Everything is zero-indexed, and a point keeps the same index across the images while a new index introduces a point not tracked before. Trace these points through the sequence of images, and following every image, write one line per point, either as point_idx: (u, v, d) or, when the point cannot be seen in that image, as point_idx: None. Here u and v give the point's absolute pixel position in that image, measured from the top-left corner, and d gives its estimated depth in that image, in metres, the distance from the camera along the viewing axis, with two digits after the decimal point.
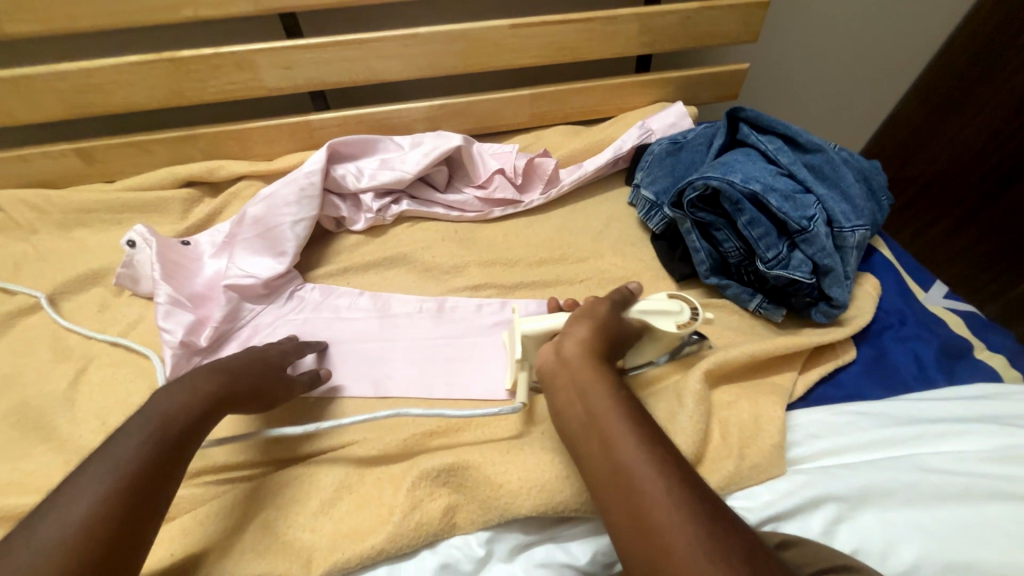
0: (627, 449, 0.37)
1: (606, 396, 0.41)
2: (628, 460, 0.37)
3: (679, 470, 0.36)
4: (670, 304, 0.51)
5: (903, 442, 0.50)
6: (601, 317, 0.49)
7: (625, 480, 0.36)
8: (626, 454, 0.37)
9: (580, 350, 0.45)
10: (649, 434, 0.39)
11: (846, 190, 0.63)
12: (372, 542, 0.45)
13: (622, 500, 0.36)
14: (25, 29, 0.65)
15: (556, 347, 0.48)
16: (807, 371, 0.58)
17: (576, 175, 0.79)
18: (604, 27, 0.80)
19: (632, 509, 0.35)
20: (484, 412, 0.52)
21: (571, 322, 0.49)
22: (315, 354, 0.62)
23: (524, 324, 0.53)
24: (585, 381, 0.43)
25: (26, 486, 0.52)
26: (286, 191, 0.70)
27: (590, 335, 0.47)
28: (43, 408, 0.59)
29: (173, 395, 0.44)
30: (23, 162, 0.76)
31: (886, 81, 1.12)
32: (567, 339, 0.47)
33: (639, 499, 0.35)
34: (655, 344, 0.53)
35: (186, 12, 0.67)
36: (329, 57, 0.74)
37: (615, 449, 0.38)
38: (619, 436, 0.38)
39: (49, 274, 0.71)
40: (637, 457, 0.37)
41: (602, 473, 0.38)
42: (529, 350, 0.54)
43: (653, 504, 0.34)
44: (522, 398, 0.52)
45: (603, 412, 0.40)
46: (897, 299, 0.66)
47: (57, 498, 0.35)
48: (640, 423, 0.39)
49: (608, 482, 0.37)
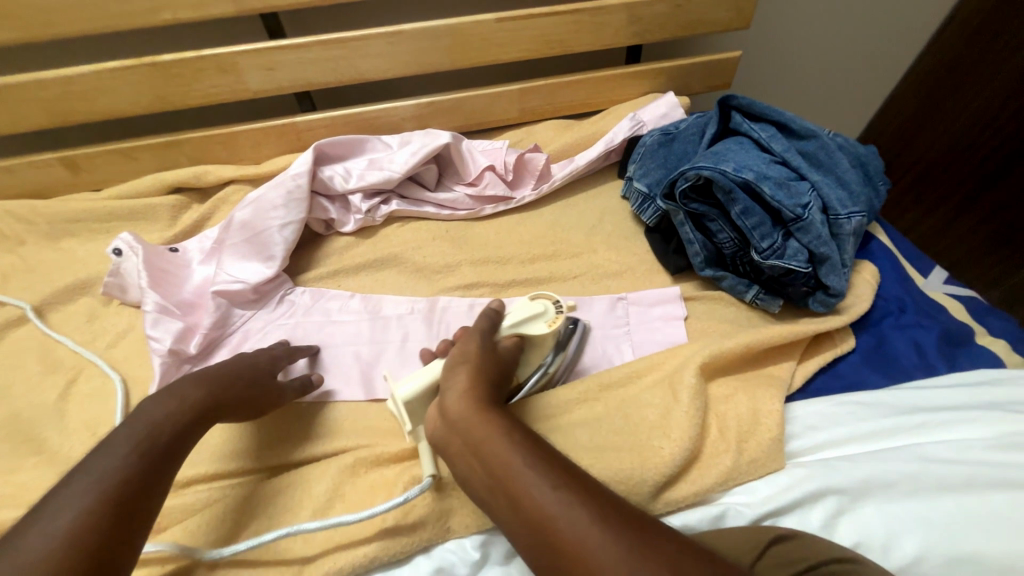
0: (539, 498, 0.35)
1: (501, 446, 0.38)
2: (544, 509, 0.34)
3: (594, 496, 0.35)
4: (533, 306, 0.54)
5: (904, 431, 0.49)
6: (476, 361, 0.46)
7: (547, 532, 0.34)
8: (539, 503, 0.35)
9: (464, 405, 0.42)
10: (556, 469, 0.36)
11: (841, 176, 0.62)
12: (365, 550, 0.44)
13: (551, 555, 0.33)
14: (4, 37, 0.64)
15: (440, 409, 0.44)
16: (806, 361, 0.57)
17: (568, 169, 0.78)
18: (592, 18, 0.79)
19: (563, 561, 0.33)
20: (384, 507, 0.44)
21: (447, 375, 0.46)
22: (307, 359, 0.61)
23: (400, 390, 0.48)
24: (479, 438, 0.39)
25: (16, 499, 0.52)
26: (273, 193, 0.69)
27: (470, 382, 0.44)
28: (33, 421, 0.59)
29: (157, 405, 0.43)
30: (8, 173, 0.76)
31: (881, 65, 1.11)
32: (449, 396, 0.44)
33: (567, 548, 0.33)
34: (535, 349, 0.54)
35: (166, 15, 0.66)
36: (314, 56, 0.73)
37: (529, 502, 0.35)
38: (526, 486, 0.36)
39: (37, 285, 0.70)
40: (551, 501, 0.34)
41: (523, 533, 0.35)
42: (416, 416, 0.49)
43: (580, 548, 0.32)
44: (428, 471, 0.46)
45: (504, 466, 0.37)
46: (896, 286, 0.65)
47: (39, 512, 0.34)
48: (543, 460, 0.37)
49: (532, 540, 0.35)
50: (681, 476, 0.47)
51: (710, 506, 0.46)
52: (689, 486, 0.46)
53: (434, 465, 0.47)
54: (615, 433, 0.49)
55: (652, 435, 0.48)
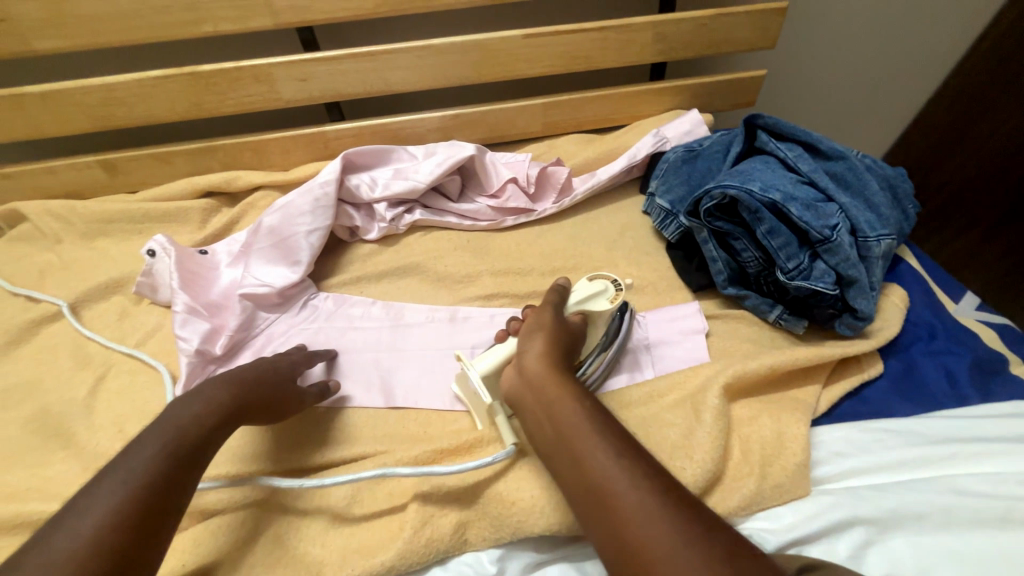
0: (601, 464, 0.35)
1: (571, 409, 0.40)
2: (603, 475, 0.35)
3: (652, 472, 0.35)
4: (594, 285, 0.55)
5: (934, 462, 0.48)
6: (553, 328, 0.48)
7: (601, 493, 0.34)
8: (599, 469, 0.35)
9: (540, 364, 0.44)
10: (620, 440, 0.37)
11: (870, 198, 0.61)
12: (382, 559, 0.44)
13: (602, 515, 0.34)
14: (55, 45, 0.67)
15: (517, 367, 0.46)
16: (831, 386, 0.56)
17: (590, 183, 0.79)
18: (618, 35, 0.80)
19: (611, 523, 0.33)
20: (472, 464, 0.46)
21: (525, 339, 0.48)
22: (324, 364, 0.62)
23: (477, 365, 0.50)
24: (550, 396, 0.41)
25: (46, 492, 0.53)
26: (301, 201, 0.71)
27: (546, 346, 0.46)
28: (63, 415, 0.60)
29: (188, 405, 0.44)
30: (49, 174, 0.79)
31: (908, 86, 1.10)
32: (527, 355, 0.46)
33: (618, 511, 0.33)
34: (597, 327, 0.54)
35: (207, 27, 0.69)
36: (345, 68, 0.75)
37: (589, 465, 0.36)
38: (588, 448, 0.37)
39: (71, 282, 0.72)
40: (611, 465, 0.35)
41: (579, 492, 0.36)
42: (494, 390, 0.50)
43: (630, 514, 0.32)
44: (511, 440, 0.48)
45: (570, 426, 0.39)
46: (925, 311, 0.63)
47: (69, 510, 0.35)
48: (609, 428, 0.38)
49: (586, 500, 0.36)
50: (703, 499, 0.46)
51: None
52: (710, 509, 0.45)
53: (514, 435, 0.48)
54: None
55: (673, 455, 0.48)
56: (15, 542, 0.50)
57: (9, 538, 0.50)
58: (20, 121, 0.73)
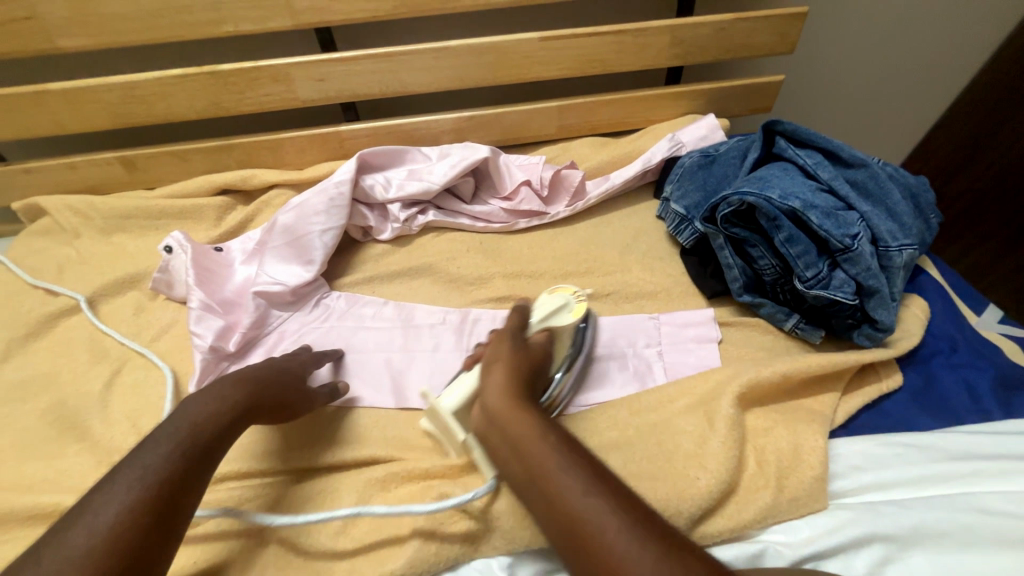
0: (574, 503, 0.34)
1: (537, 444, 0.38)
2: (578, 515, 0.34)
3: (628, 505, 0.34)
4: (555, 299, 0.56)
5: (955, 479, 0.47)
6: (510, 357, 0.46)
7: (579, 534, 0.33)
8: (573, 507, 0.34)
9: (501, 399, 0.42)
10: (591, 473, 0.36)
11: (892, 207, 0.60)
12: (392, 567, 0.44)
13: (582, 556, 0.33)
14: (78, 43, 0.68)
15: (479, 403, 0.44)
16: (848, 397, 0.55)
17: (603, 187, 0.78)
18: (635, 39, 0.80)
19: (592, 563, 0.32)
20: (453, 501, 0.45)
21: (484, 371, 0.46)
22: (330, 365, 0.62)
23: (444, 401, 0.48)
24: (515, 433, 0.39)
25: (62, 484, 0.54)
26: (316, 200, 0.71)
27: (507, 378, 0.44)
28: (78, 408, 0.61)
29: (204, 402, 0.44)
30: (70, 170, 0.80)
31: (928, 93, 1.08)
32: (488, 389, 0.44)
33: (597, 553, 0.32)
34: (563, 341, 0.55)
35: (227, 27, 0.69)
36: (362, 69, 0.75)
37: (562, 504, 0.34)
38: (560, 488, 0.35)
39: (88, 277, 0.73)
40: (587, 503, 0.34)
41: (555, 533, 0.35)
42: (465, 423, 0.48)
43: (612, 554, 0.31)
44: (491, 473, 0.46)
45: (538, 465, 0.37)
46: (946, 323, 0.62)
47: (87, 504, 0.35)
48: (578, 461, 0.37)
49: (565, 540, 0.34)
50: (717, 510, 0.46)
51: (746, 543, 0.45)
52: (724, 520, 0.45)
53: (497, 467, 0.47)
54: (647, 459, 0.48)
55: (687, 465, 0.47)
56: (31, 533, 0.51)
57: (27, 527, 0.51)
58: (43, 118, 0.74)
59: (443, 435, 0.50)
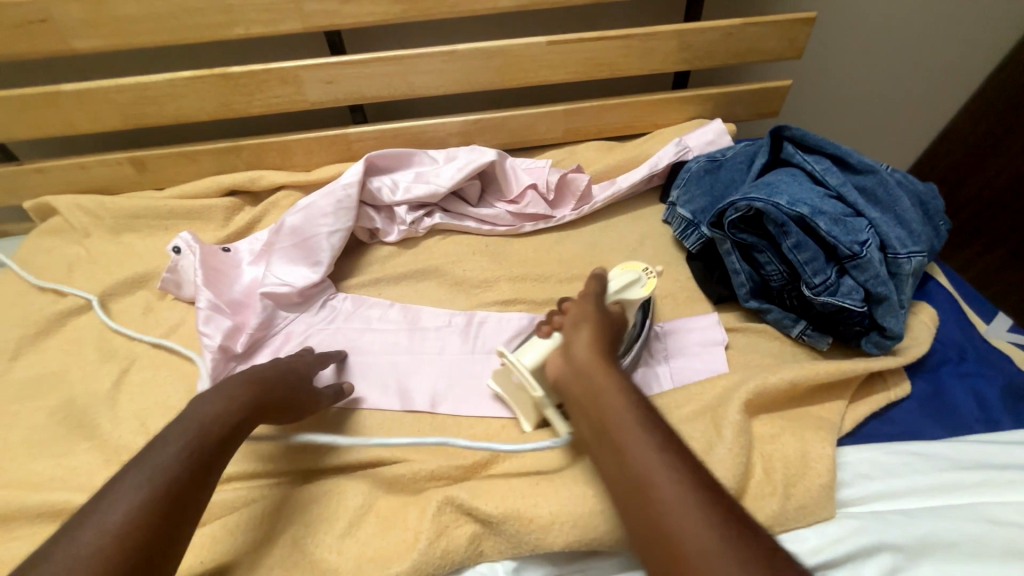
0: (642, 455, 0.36)
1: (616, 398, 0.41)
2: (645, 466, 0.35)
3: (694, 475, 0.34)
4: (627, 274, 0.57)
5: (965, 489, 0.47)
6: (598, 321, 0.50)
7: (640, 490, 0.35)
8: (639, 459, 0.36)
9: (589, 354, 0.46)
10: (664, 440, 0.37)
11: (902, 214, 0.60)
12: (397, 570, 0.44)
13: (640, 510, 0.34)
14: (92, 44, 0.69)
15: (565, 355, 0.48)
16: (856, 405, 0.55)
17: (610, 191, 0.78)
18: (643, 43, 0.80)
19: (649, 512, 0.33)
20: (464, 442, 0.49)
21: (572, 329, 0.50)
22: (335, 366, 0.63)
23: (525, 357, 0.51)
24: (598, 389, 0.42)
25: (71, 482, 0.55)
26: (323, 202, 0.71)
27: (595, 338, 0.48)
28: (87, 407, 0.61)
29: (211, 403, 0.45)
30: (80, 170, 0.81)
31: (936, 98, 1.07)
32: (574, 349, 0.47)
33: (656, 509, 0.33)
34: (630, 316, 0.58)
35: (238, 29, 0.70)
36: (370, 72, 0.76)
37: (630, 455, 0.36)
38: (630, 439, 0.37)
39: (97, 276, 0.74)
40: (655, 462, 0.35)
41: (618, 481, 0.37)
42: (541, 382, 0.51)
43: (672, 506, 0.33)
44: (566, 429, 0.50)
45: (614, 416, 0.39)
46: (955, 331, 0.62)
47: (96, 503, 0.35)
48: (654, 427, 0.38)
49: (626, 489, 0.36)
50: None
51: None
52: None
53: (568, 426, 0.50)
54: None
55: None
56: (39, 530, 0.51)
57: (37, 524, 0.52)
58: (55, 118, 0.75)
59: (520, 388, 0.53)
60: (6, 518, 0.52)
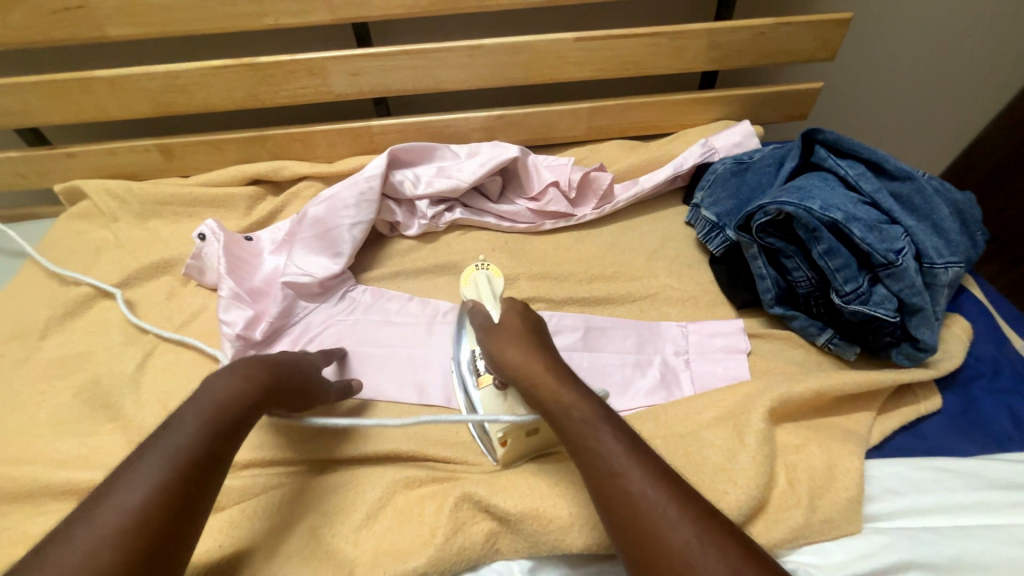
0: (620, 471, 0.36)
1: (579, 413, 0.40)
2: (623, 482, 0.36)
3: (665, 478, 0.36)
4: (479, 280, 0.63)
5: (999, 509, 0.45)
6: (524, 333, 0.48)
7: (617, 502, 0.35)
8: (619, 474, 0.36)
9: (530, 368, 0.44)
10: (630, 442, 0.38)
11: (939, 223, 0.58)
12: (414, 564, 0.43)
13: (617, 519, 0.35)
14: (126, 32, 0.70)
15: (506, 373, 0.46)
16: (883, 417, 0.54)
17: (632, 191, 0.77)
18: (672, 42, 0.78)
19: (634, 528, 0.34)
20: (510, 418, 0.45)
21: (500, 349, 0.47)
22: (336, 365, 0.62)
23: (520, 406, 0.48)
24: (547, 398, 0.42)
25: (95, 461, 0.56)
26: (346, 193, 0.71)
27: (527, 350, 0.46)
28: (111, 388, 0.63)
29: (220, 381, 0.43)
30: (110, 155, 0.82)
31: (971, 105, 1.04)
32: (509, 354, 0.46)
33: (633, 516, 0.35)
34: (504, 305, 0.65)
35: (269, 20, 0.70)
36: (396, 65, 0.76)
37: (609, 472, 0.37)
38: (604, 454, 0.37)
39: (122, 261, 0.75)
40: (624, 469, 0.36)
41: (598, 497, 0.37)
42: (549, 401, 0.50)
43: (657, 522, 0.34)
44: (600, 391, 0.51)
45: (582, 432, 0.39)
46: (990, 346, 0.60)
47: (116, 483, 0.35)
48: (618, 430, 0.39)
49: (608, 506, 0.36)
50: (745, 528, 0.44)
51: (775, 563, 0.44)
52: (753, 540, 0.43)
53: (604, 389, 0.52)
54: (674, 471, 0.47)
55: (715, 479, 0.45)
56: (65, 508, 0.53)
57: (62, 501, 0.53)
58: (88, 103, 0.76)
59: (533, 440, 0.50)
60: (34, 492, 0.53)
